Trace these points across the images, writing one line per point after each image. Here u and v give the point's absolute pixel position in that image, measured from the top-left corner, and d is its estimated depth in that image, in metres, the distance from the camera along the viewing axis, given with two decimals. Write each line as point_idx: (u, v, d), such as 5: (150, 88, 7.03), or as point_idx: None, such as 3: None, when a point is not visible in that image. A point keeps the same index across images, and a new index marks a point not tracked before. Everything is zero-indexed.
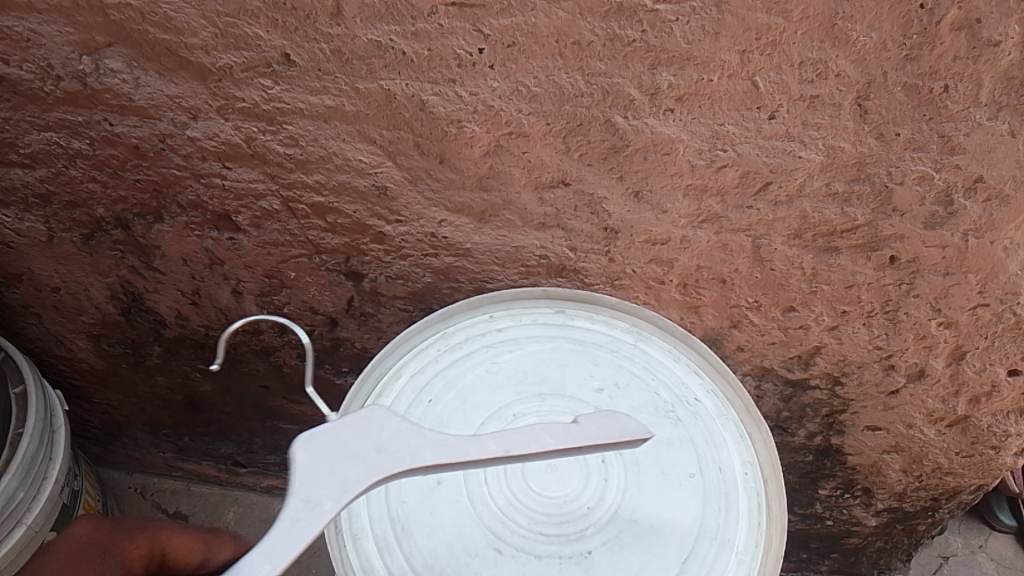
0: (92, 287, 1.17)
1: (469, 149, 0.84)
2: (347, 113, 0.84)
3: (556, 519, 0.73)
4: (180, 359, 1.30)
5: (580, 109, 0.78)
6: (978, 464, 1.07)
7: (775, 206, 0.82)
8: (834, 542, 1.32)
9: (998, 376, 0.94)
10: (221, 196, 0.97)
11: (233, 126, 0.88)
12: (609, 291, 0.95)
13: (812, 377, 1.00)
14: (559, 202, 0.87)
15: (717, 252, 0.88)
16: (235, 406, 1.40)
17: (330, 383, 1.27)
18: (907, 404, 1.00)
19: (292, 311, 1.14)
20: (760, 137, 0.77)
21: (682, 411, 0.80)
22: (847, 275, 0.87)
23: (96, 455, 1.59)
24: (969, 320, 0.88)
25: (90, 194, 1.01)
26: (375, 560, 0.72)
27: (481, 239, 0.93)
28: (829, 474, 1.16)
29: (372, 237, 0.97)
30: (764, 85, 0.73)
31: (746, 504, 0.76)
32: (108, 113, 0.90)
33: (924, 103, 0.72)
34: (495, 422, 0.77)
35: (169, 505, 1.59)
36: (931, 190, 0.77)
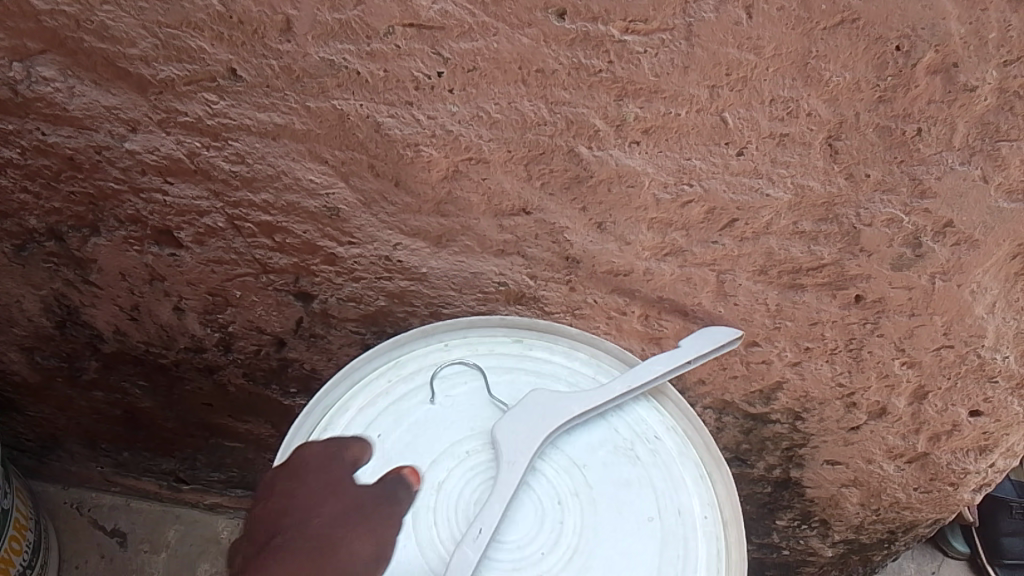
0: (25, 299, 1.11)
1: (425, 173, 0.80)
2: (297, 131, 0.79)
3: (508, 565, 0.69)
4: (120, 374, 1.24)
5: (543, 138, 0.75)
6: (935, 499, 1.06)
7: (741, 242, 0.80)
8: (789, 571, 1.30)
9: (959, 416, 0.93)
10: (162, 211, 0.92)
11: (174, 141, 0.83)
12: (569, 320, 0.92)
13: (773, 411, 0.98)
14: (519, 229, 0.84)
15: (681, 285, 0.85)
16: (177, 423, 1.34)
17: (278, 403, 1.22)
18: (868, 441, 0.99)
19: (238, 330, 1.08)
20: (727, 173, 0.74)
21: (641, 449, 0.77)
22: (812, 312, 0.84)
23: (29, 468, 1.51)
24: (932, 361, 0.86)
25: (21, 205, 0.95)
26: None
27: (437, 263, 0.89)
28: (787, 506, 1.14)
29: (322, 259, 0.92)
30: (734, 120, 0.71)
31: (705, 551, 0.73)
32: (40, 122, 0.84)
33: (896, 145, 0.70)
34: (447, 459, 0.74)
35: (107, 521, 1.52)
36: (900, 233, 0.76)
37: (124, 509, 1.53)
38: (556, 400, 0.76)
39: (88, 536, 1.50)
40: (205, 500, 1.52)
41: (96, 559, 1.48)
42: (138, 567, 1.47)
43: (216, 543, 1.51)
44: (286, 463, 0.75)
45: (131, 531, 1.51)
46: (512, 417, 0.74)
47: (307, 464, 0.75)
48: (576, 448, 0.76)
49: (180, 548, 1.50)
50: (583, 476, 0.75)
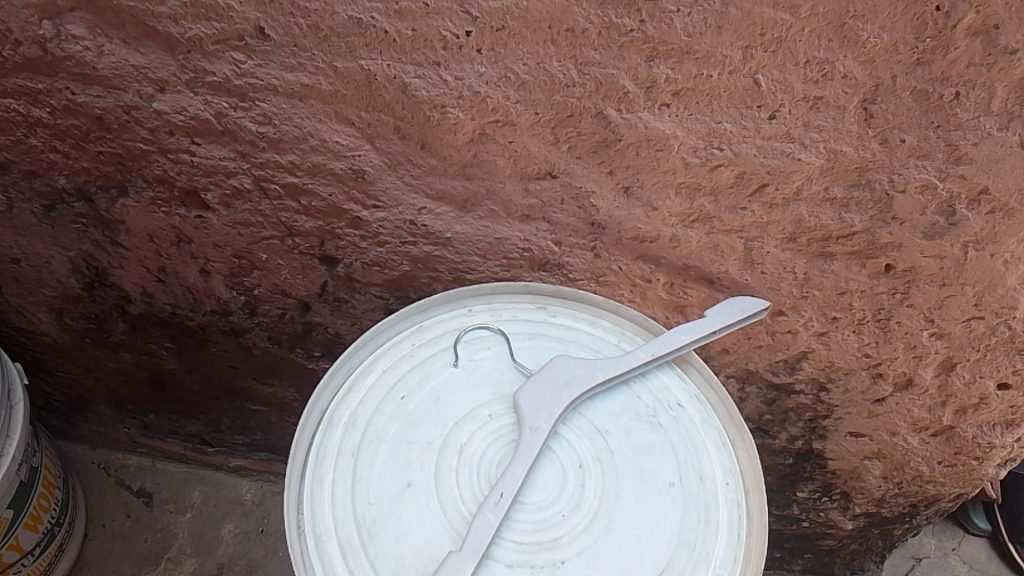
0: (54, 260, 1.12)
1: (452, 135, 0.80)
2: (324, 92, 0.79)
3: (529, 527, 0.69)
4: (146, 336, 1.25)
5: (572, 100, 0.74)
6: (959, 473, 1.05)
7: (770, 209, 0.79)
8: (808, 543, 1.30)
9: (987, 389, 0.92)
10: (189, 172, 0.92)
11: (202, 101, 0.83)
12: (593, 287, 0.91)
13: (798, 381, 0.97)
14: (545, 194, 0.83)
15: (707, 253, 0.84)
16: (203, 386, 1.35)
17: (302, 367, 1.23)
18: (893, 413, 0.98)
19: (263, 293, 1.09)
20: (758, 137, 0.73)
21: (663, 416, 0.77)
22: (840, 282, 0.84)
23: (58, 428, 1.54)
24: (962, 332, 0.85)
25: (50, 164, 0.96)
26: (339, 566, 0.69)
27: (462, 228, 0.89)
28: (808, 478, 1.14)
29: (348, 222, 0.93)
30: (766, 83, 0.70)
31: (726, 517, 0.73)
32: (70, 81, 0.85)
33: (932, 109, 0.69)
34: (470, 422, 0.74)
35: (133, 482, 1.54)
36: (934, 200, 0.74)
37: (150, 470, 1.55)
38: (580, 367, 0.76)
39: (115, 496, 1.52)
40: (230, 463, 1.54)
41: (123, 519, 1.50)
42: (164, 528, 1.49)
43: (240, 505, 1.53)
44: (310, 423, 0.75)
45: (156, 492, 1.53)
46: (536, 383, 0.75)
47: (331, 425, 0.75)
48: (597, 414, 0.76)
49: (204, 510, 1.52)
50: (605, 441, 0.75)
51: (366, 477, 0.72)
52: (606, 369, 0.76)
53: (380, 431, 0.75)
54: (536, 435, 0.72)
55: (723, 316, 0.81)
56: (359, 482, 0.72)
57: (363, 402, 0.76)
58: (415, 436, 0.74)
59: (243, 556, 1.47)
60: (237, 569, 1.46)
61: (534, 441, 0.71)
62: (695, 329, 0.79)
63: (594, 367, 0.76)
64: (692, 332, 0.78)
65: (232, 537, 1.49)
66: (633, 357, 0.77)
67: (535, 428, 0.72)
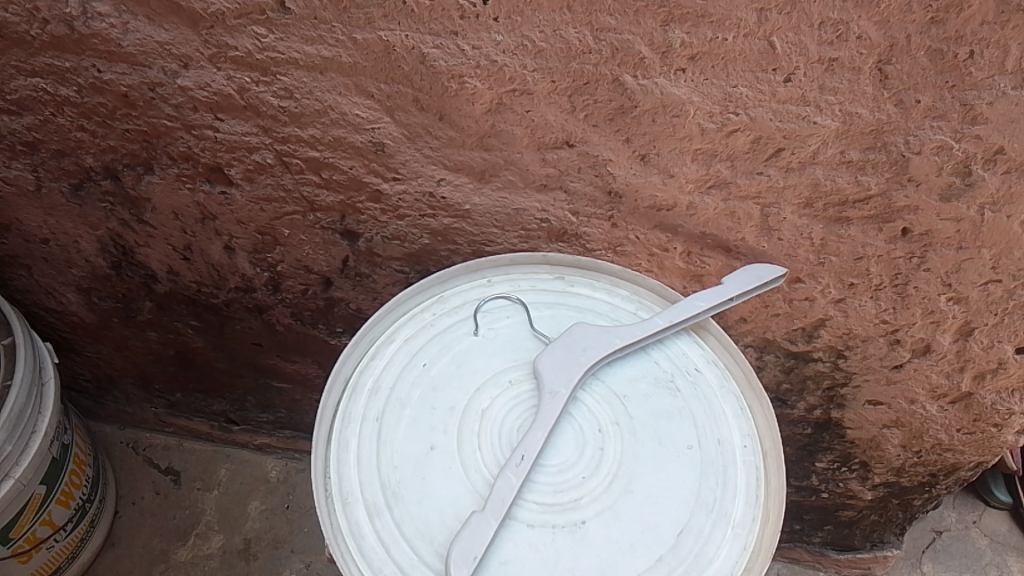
0: (82, 239, 1.15)
1: (470, 106, 0.81)
2: (344, 64, 0.81)
3: (550, 488, 0.70)
4: (172, 315, 1.28)
5: (588, 67, 0.75)
6: (978, 441, 1.06)
7: (787, 173, 0.79)
8: (828, 515, 1.31)
9: (1005, 354, 0.92)
10: (213, 148, 0.94)
11: (225, 76, 0.85)
12: (611, 258, 0.92)
13: (816, 350, 0.98)
14: (563, 163, 0.84)
15: (724, 220, 0.85)
16: (228, 363, 1.38)
17: (325, 343, 1.25)
18: (911, 379, 0.98)
19: (286, 269, 1.11)
20: (774, 101, 0.74)
21: (682, 382, 0.77)
22: (857, 247, 0.84)
23: (87, 408, 1.57)
24: (979, 296, 0.86)
25: (78, 143, 0.98)
26: (365, 526, 0.70)
27: (480, 200, 0.90)
28: (827, 448, 1.15)
29: (368, 196, 0.94)
30: (781, 45, 0.70)
31: (745, 479, 0.73)
32: (97, 59, 0.87)
33: (947, 69, 0.69)
34: (491, 388, 0.76)
35: (161, 460, 1.57)
36: (950, 160, 0.75)
37: (178, 449, 1.58)
38: (599, 333, 0.77)
39: (144, 474, 1.55)
40: (255, 441, 1.57)
41: (152, 496, 1.53)
42: (192, 504, 1.52)
43: (266, 482, 1.56)
44: (335, 390, 0.77)
45: (184, 470, 1.56)
46: (555, 349, 0.75)
47: (356, 392, 0.77)
48: (616, 379, 0.77)
49: (231, 486, 1.55)
50: (624, 406, 0.76)
51: (390, 441, 0.74)
52: (624, 335, 0.77)
53: (404, 397, 0.76)
54: (555, 399, 0.73)
55: (741, 282, 0.81)
56: (384, 446, 0.73)
57: (386, 369, 0.78)
58: (437, 402, 0.75)
59: (269, 531, 1.50)
60: (264, 543, 1.49)
61: (554, 406, 0.72)
62: (712, 296, 0.79)
63: (613, 333, 0.77)
64: (709, 299, 0.79)
65: (259, 513, 1.52)
66: (651, 324, 0.78)
67: (555, 393, 0.73)
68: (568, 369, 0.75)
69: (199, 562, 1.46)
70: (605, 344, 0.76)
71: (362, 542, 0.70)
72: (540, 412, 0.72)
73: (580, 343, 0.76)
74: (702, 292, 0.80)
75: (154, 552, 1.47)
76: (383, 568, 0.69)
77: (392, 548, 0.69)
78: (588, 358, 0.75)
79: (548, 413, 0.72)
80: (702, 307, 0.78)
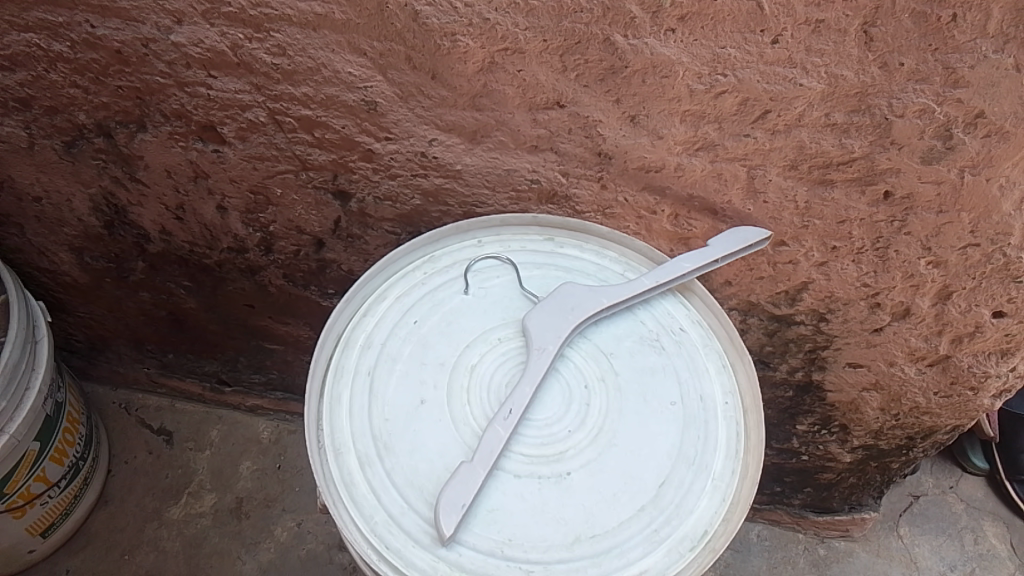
0: (75, 198, 1.15)
1: (462, 65, 0.82)
2: (337, 21, 0.81)
3: (537, 441, 0.72)
4: (165, 275, 1.29)
5: (579, 26, 0.76)
6: (955, 404, 1.08)
7: (773, 135, 0.81)
8: (808, 477, 1.34)
9: (983, 318, 0.94)
10: (206, 106, 0.95)
11: (218, 32, 0.86)
12: (600, 220, 0.93)
13: (798, 313, 1.00)
14: (553, 123, 0.85)
15: (711, 182, 0.87)
16: (219, 325, 1.39)
17: (317, 305, 1.26)
18: (890, 342, 1.01)
19: (278, 230, 1.12)
20: (761, 62, 0.75)
21: (666, 340, 0.79)
22: (840, 210, 0.86)
23: (80, 369, 1.58)
24: (958, 260, 0.88)
25: (71, 100, 0.99)
26: (356, 475, 0.72)
27: (472, 160, 0.91)
28: (808, 410, 1.17)
29: (360, 155, 0.95)
30: (770, 6, 0.71)
31: (725, 433, 0.75)
32: (90, 14, 0.88)
33: (931, 31, 0.70)
34: (480, 345, 0.77)
35: (153, 421, 1.59)
36: (931, 124, 0.76)
37: (170, 410, 1.60)
38: (587, 292, 0.78)
39: (136, 434, 1.57)
40: (246, 402, 1.58)
41: (144, 455, 1.55)
42: (184, 464, 1.54)
43: (257, 443, 1.57)
44: (328, 345, 0.78)
45: (176, 430, 1.58)
46: (544, 308, 0.77)
47: (348, 347, 0.78)
48: (603, 338, 0.79)
49: (223, 447, 1.57)
50: (610, 363, 0.77)
51: (382, 395, 0.75)
52: (611, 294, 0.78)
53: (395, 353, 0.77)
54: (543, 357, 0.75)
55: (727, 245, 0.83)
56: (375, 400, 0.75)
57: (378, 325, 0.79)
58: (427, 358, 0.77)
59: (261, 491, 1.52)
60: (255, 503, 1.51)
61: (541, 362, 0.74)
62: (698, 257, 0.81)
63: (600, 292, 0.78)
64: (695, 261, 0.80)
65: (250, 473, 1.54)
66: (638, 284, 0.79)
67: (543, 350, 0.75)
68: (555, 327, 0.76)
69: (191, 520, 1.48)
70: (592, 303, 0.78)
71: (353, 490, 0.71)
72: (527, 368, 0.74)
73: (568, 301, 0.78)
74: (688, 253, 0.82)
75: (147, 510, 1.49)
76: (374, 515, 0.70)
77: (383, 496, 0.71)
78: (576, 316, 0.77)
79: (535, 370, 0.74)
80: (687, 269, 0.80)
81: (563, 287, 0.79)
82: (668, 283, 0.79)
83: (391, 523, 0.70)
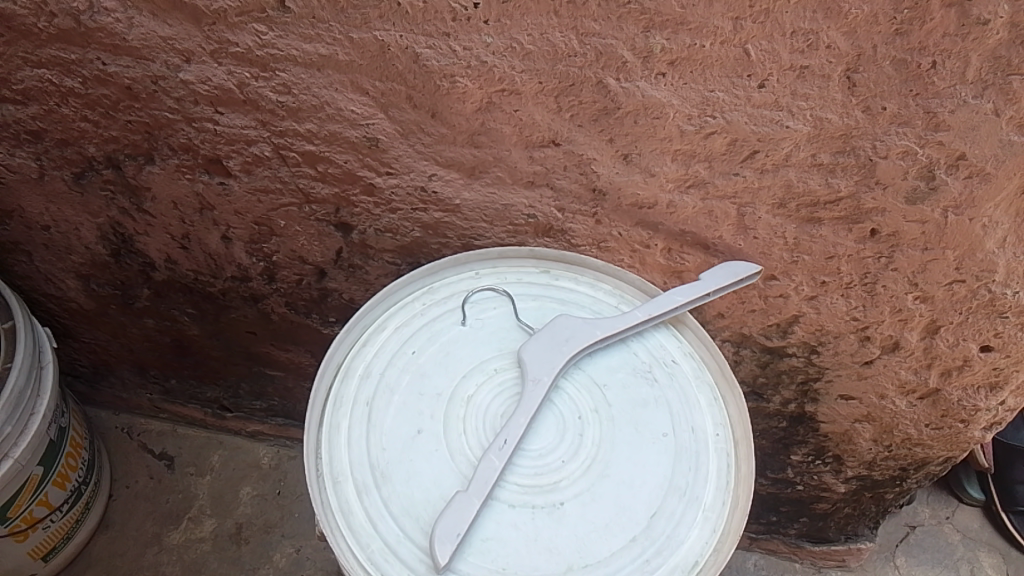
0: (83, 227, 1.18)
1: (461, 104, 0.84)
2: (341, 62, 0.84)
3: (531, 471, 0.74)
4: (169, 302, 1.31)
5: (573, 69, 0.79)
6: (946, 436, 1.10)
7: (761, 174, 0.83)
8: (803, 507, 1.35)
9: (970, 352, 0.96)
10: (212, 140, 0.97)
11: (225, 71, 0.89)
12: (595, 253, 0.96)
13: (790, 345, 1.02)
14: (549, 161, 0.88)
15: (702, 218, 0.89)
16: (222, 351, 1.41)
17: (317, 332, 1.28)
18: (881, 375, 1.02)
19: (281, 259, 1.14)
20: (749, 105, 0.78)
21: (658, 372, 0.81)
22: (829, 246, 0.88)
23: (84, 394, 1.60)
24: (945, 296, 0.90)
25: (81, 133, 1.01)
26: (354, 503, 0.73)
27: (470, 195, 0.94)
28: (802, 441, 1.19)
29: (362, 189, 0.97)
30: (756, 53, 0.74)
31: (716, 465, 0.77)
32: (101, 53, 0.91)
33: (912, 78, 0.73)
34: (476, 375, 0.79)
35: (155, 445, 1.60)
36: (914, 165, 0.79)
37: (171, 435, 1.62)
38: (581, 325, 0.80)
39: (138, 459, 1.58)
40: (247, 428, 1.60)
41: (145, 480, 1.56)
42: (185, 489, 1.56)
43: (257, 468, 1.59)
44: (327, 375, 0.80)
45: (177, 455, 1.59)
46: (539, 340, 0.79)
47: (347, 376, 0.80)
48: (597, 369, 0.81)
49: (223, 472, 1.58)
50: (603, 395, 0.79)
51: (379, 424, 0.77)
52: (605, 327, 0.80)
53: (393, 383, 0.79)
54: (537, 388, 0.76)
55: (720, 279, 0.85)
56: (373, 429, 0.77)
57: (377, 356, 0.81)
58: (425, 389, 0.79)
59: (260, 516, 1.53)
60: (255, 528, 1.52)
61: (535, 393, 0.76)
62: (691, 291, 0.83)
63: (593, 325, 0.81)
64: (688, 294, 0.82)
65: (250, 498, 1.55)
66: (631, 317, 0.81)
67: (537, 381, 0.77)
68: (549, 359, 0.78)
69: (191, 545, 1.49)
70: (586, 335, 0.80)
71: (350, 519, 0.73)
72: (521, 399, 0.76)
73: (562, 333, 0.80)
74: (680, 287, 0.84)
75: (147, 534, 1.50)
76: (370, 544, 0.72)
77: (379, 525, 0.72)
78: (571, 348, 0.79)
79: (530, 401, 0.75)
80: (680, 302, 0.82)
81: (558, 319, 0.81)
82: (660, 316, 0.81)
83: (386, 551, 0.71)
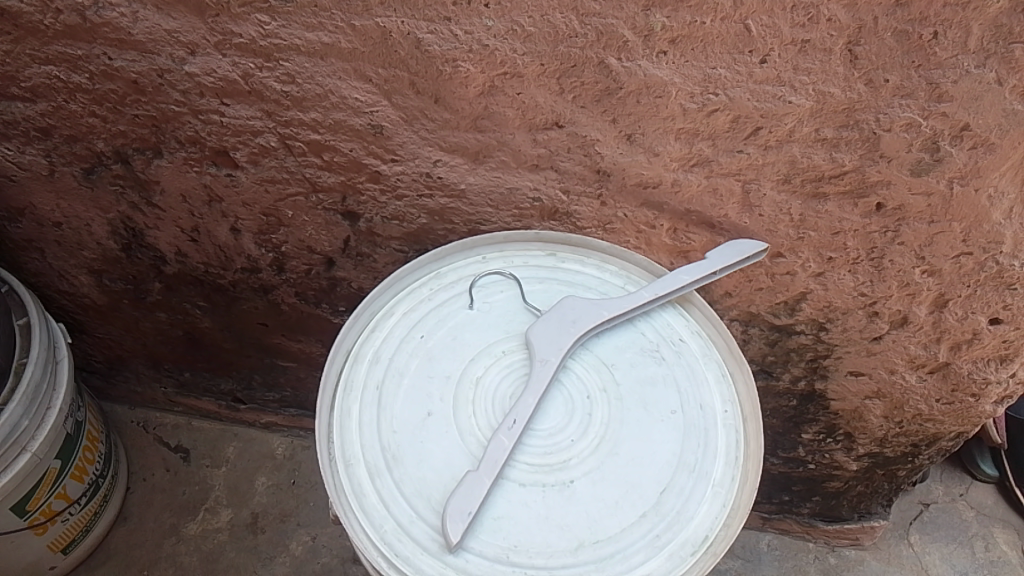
0: (93, 222, 1.19)
1: (464, 89, 0.85)
2: (343, 50, 0.85)
3: (541, 450, 0.75)
4: (181, 296, 1.32)
5: (575, 50, 0.79)
6: (957, 411, 1.09)
7: (765, 151, 0.83)
8: (815, 486, 1.35)
9: (979, 325, 0.96)
10: (219, 132, 0.98)
11: (230, 62, 0.89)
12: (601, 235, 0.96)
13: (798, 322, 1.02)
14: (553, 143, 0.88)
15: (707, 196, 0.89)
16: (234, 343, 1.42)
17: (328, 322, 1.29)
18: (890, 350, 1.02)
19: (290, 249, 1.15)
20: (750, 81, 0.78)
21: (666, 351, 0.81)
22: (834, 221, 0.88)
23: (99, 389, 1.62)
24: (952, 269, 0.89)
25: (90, 128, 1.02)
26: (366, 485, 0.74)
27: (475, 179, 0.94)
28: (812, 419, 1.19)
29: (367, 176, 0.98)
30: (757, 28, 0.74)
31: (725, 440, 0.77)
32: (107, 48, 0.92)
33: (914, 49, 0.73)
34: (484, 358, 0.80)
35: (170, 438, 1.62)
36: (919, 137, 0.79)
37: (186, 428, 1.63)
38: (588, 306, 0.81)
39: (154, 452, 1.60)
40: (261, 419, 1.62)
41: (162, 472, 1.58)
42: (201, 481, 1.57)
43: (272, 459, 1.60)
44: (337, 361, 0.81)
45: (193, 448, 1.61)
46: (546, 321, 0.79)
47: (357, 362, 0.81)
48: (605, 349, 0.81)
49: (238, 463, 1.60)
50: (611, 374, 0.80)
51: (390, 408, 0.78)
52: (611, 307, 0.81)
53: (402, 367, 0.80)
54: (545, 368, 0.77)
55: (725, 257, 0.85)
56: (383, 413, 0.77)
57: (386, 341, 0.82)
58: (434, 372, 0.79)
59: (276, 506, 1.55)
60: (270, 518, 1.53)
61: (543, 374, 0.77)
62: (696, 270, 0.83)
63: (600, 305, 0.81)
64: (693, 273, 0.83)
65: (266, 488, 1.57)
66: (637, 297, 0.81)
67: (545, 362, 0.77)
68: (556, 340, 0.78)
69: (208, 536, 1.51)
70: (592, 316, 0.80)
71: (363, 501, 0.73)
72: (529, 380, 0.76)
73: (569, 314, 0.80)
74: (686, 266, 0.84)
75: (165, 526, 1.52)
76: (383, 524, 0.73)
77: (391, 506, 0.73)
78: (577, 328, 0.79)
79: (538, 382, 0.76)
80: (686, 282, 0.82)
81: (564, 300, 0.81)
82: (666, 295, 0.82)
83: (400, 531, 0.72)
